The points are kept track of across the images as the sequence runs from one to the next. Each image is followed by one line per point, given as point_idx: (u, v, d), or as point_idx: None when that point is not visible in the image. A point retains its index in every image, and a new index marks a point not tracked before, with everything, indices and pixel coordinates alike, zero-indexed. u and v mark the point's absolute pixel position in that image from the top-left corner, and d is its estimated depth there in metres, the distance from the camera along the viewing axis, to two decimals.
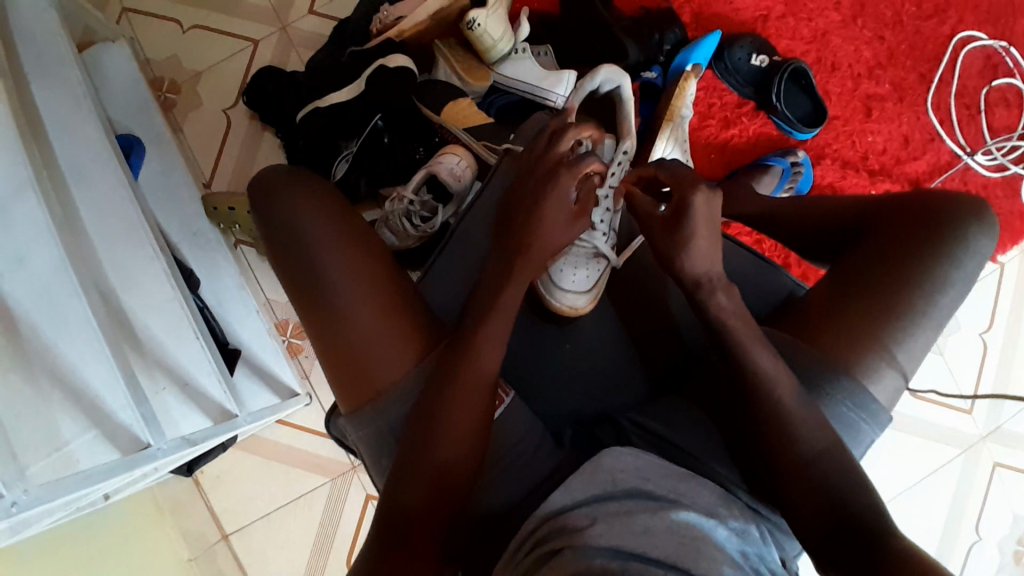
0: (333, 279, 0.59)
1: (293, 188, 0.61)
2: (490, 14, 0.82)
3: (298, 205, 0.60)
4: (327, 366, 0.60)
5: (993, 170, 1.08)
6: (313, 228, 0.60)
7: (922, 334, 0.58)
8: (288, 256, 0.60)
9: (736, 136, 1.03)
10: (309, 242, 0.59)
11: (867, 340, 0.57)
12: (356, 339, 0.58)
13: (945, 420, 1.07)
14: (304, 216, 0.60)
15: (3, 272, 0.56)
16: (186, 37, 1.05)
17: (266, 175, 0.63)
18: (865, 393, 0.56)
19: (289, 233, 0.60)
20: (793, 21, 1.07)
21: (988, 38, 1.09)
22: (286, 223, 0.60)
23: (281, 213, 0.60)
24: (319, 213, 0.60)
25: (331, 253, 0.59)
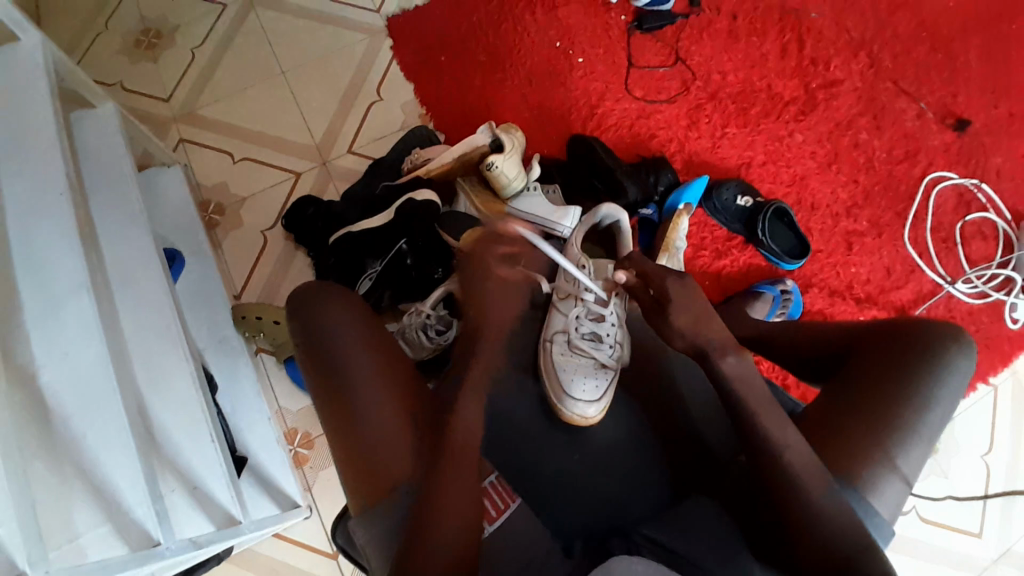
0: (355, 391, 0.62)
1: (324, 302, 0.65)
2: (507, 158, 0.94)
3: (333, 310, 0.64)
4: (342, 464, 0.62)
5: (975, 296, 1.14)
6: (345, 331, 0.64)
7: (917, 448, 0.60)
8: (317, 357, 0.63)
9: (727, 266, 1.12)
10: (338, 345, 0.63)
11: (867, 449, 0.59)
12: (372, 440, 0.61)
13: (959, 548, 1.04)
14: (333, 321, 0.64)
15: (45, 362, 0.61)
16: (236, 167, 1.19)
17: (302, 288, 0.67)
18: (868, 503, 0.57)
19: (318, 337, 0.63)
20: (774, 167, 1.21)
21: (958, 177, 1.21)
22: (319, 326, 0.64)
23: (315, 316, 0.64)
24: (348, 326, 0.64)
25: (356, 362, 0.63)
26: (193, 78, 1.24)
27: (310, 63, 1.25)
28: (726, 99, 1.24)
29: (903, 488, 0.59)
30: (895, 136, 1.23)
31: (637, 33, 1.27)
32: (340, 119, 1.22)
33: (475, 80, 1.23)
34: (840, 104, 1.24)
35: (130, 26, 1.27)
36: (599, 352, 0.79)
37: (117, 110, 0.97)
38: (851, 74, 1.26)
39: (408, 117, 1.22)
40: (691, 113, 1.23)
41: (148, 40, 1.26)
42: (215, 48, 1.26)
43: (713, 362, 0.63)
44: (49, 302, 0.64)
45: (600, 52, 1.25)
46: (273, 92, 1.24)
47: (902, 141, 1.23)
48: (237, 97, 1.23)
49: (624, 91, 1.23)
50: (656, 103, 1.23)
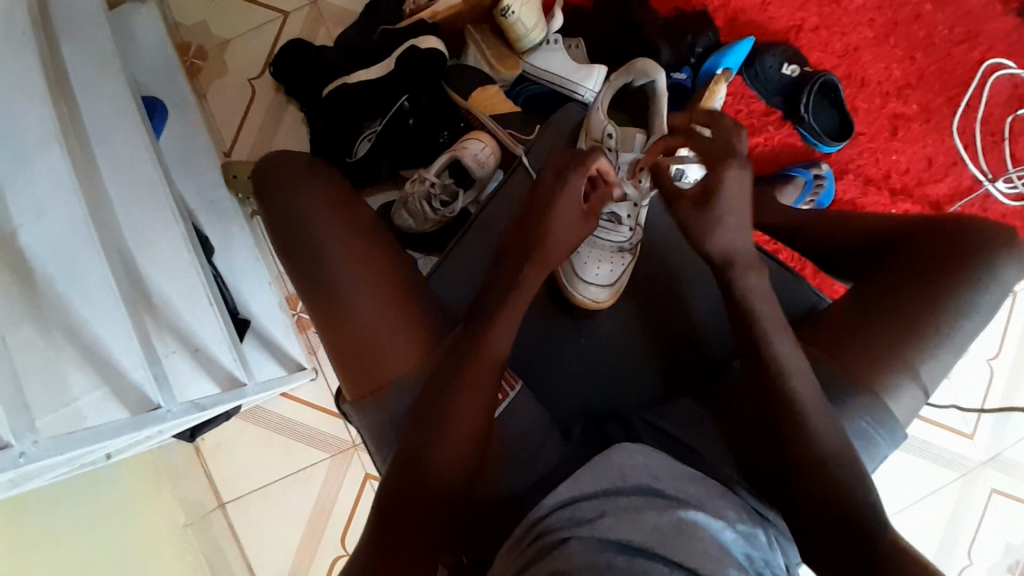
0: (334, 269, 0.60)
1: (291, 178, 0.62)
2: (525, 4, 0.82)
3: (303, 197, 0.62)
4: (332, 358, 0.61)
5: (1012, 198, 1.06)
6: (320, 220, 0.61)
7: (942, 357, 0.57)
8: (291, 248, 0.61)
9: (761, 144, 1.03)
10: (313, 233, 0.61)
11: (892, 356, 0.56)
12: (358, 333, 0.59)
13: (942, 441, 1.07)
14: (301, 197, 0.61)
15: (25, 222, 0.57)
16: (215, 3, 1.05)
17: (268, 164, 0.64)
18: (884, 410, 0.56)
19: (291, 215, 0.61)
20: (826, 34, 1.06)
21: (1016, 67, 1.07)
22: (291, 216, 0.61)
23: (285, 205, 0.62)
24: (319, 201, 0.62)
25: (331, 239, 0.60)
26: None
27: None
28: None
29: (920, 395, 0.58)
30: (955, 14, 1.08)
31: None
32: None
33: None
34: None
35: None
36: (617, 234, 0.74)
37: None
38: None
39: None
40: None
41: None
42: None
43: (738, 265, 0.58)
44: (18, 156, 0.58)
45: None
46: None
47: (962, 20, 1.08)
48: None
49: None
50: None
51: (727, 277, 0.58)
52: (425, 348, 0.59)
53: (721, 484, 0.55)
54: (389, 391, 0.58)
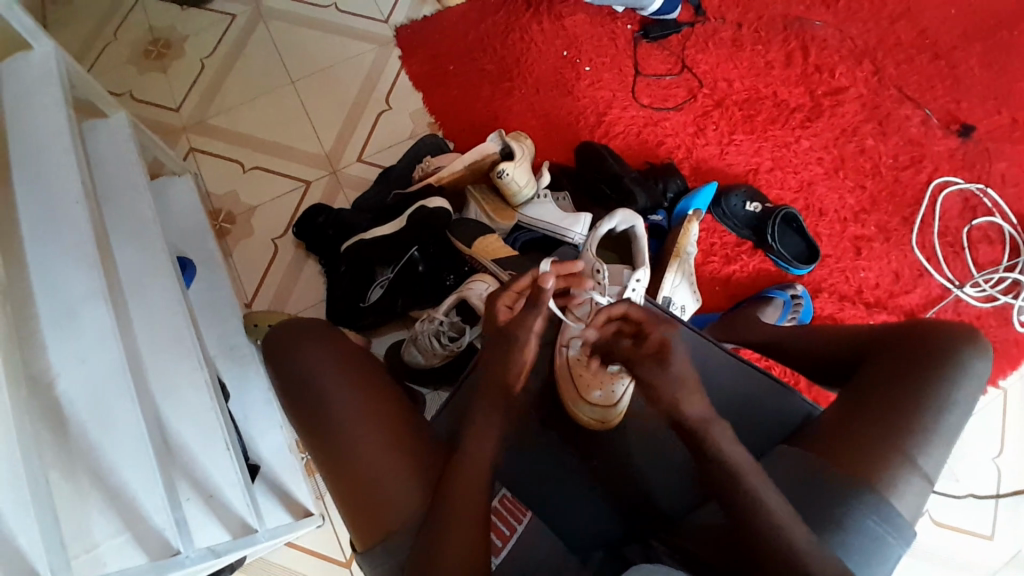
0: (341, 424, 0.64)
1: (302, 339, 0.68)
2: (517, 167, 0.95)
3: (315, 355, 0.67)
4: (341, 504, 0.64)
5: (983, 299, 1.14)
6: (327, 371, 0.66)
7: (936, 449, 0.60)
8: (297, 403, 0.66)
9: (737, 271, 1.13)
10: (318, 386, 0.66)
11: (887, 450, 0.59)
12: (366, 476, 0.62)
13: (971, 555, 1.03)
14: (310, 357, 0.67)
15: (66, 373, 0.62)
16: (245, 176, 1.20)
17: (282, 328, 0.71)
18: (888, 506, 0.57)
19: (300, 375, 0.66)
20: (781, 173, 1.21)
21: (963, 182, 1.21)
22: (297, 370, 0.67)
23: (294, 361, 0.67)
24: (325, 358, 0.67)
25: (337, 394, 0.65)
26: (203, 88, 1.26)
27: (319, 72, 1.27)
28: (732, 106, 1.25)
29: (923, 489, 0.59)
30: (899, 142, 1.23)
31: (643, 41, 1.28)
32: (350, 129, 1.23)
33: (482, 88, 1.24)
34: (845, 112, 1.25)
35: (140, 35, 1.29)
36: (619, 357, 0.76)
37: (128, 119, 0.99)
38: (856, 80, 1.27)
39: (417, 126, 1.23)
40: (697, 122, 1.24)
41: (157, 50, 1.28)
42: (225, 57, 1.28)
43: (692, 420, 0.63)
44: (68, 312, 0.64)
45: (606, 61, 1.27)
46: (281, 102, 1.25)
47: (908, 147, 1.23)
48: (247, 106, 1.25)
49: (631, 98, 1.24)
50: (663, 111, 1.24)
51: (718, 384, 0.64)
52: (428, 498, 0.62)
53: None
54: (398, 532, 0.61)
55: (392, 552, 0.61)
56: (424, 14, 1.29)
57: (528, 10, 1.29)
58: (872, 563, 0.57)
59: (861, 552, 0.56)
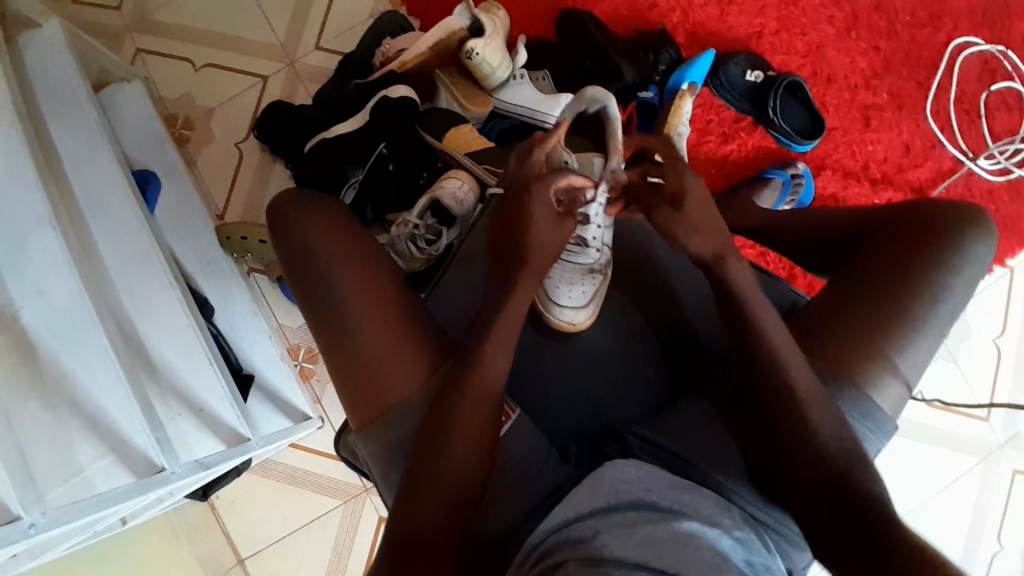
0: (342, 298, 0.62)
1: (301, 211, 0.65)
2: (489, 44, 0.85)
3: (316, 229, 0.64)
4: (341, 385, 0.63)
5: (996, 173, 1.07)
6: (327, 245, 0.63)
7: (925, 341, 0.58)
8: (303, 277, 0.63)
9: (734, 150, 1.05)
10: (324, 257, 0.63)
11: (875, 342, 0.57)
12: (371, 355, 0.61)
13: (959, 427, 1.06)
14: (309, 230, 0.64)
15: (23, 301, 0.58)
16: (198, 75, 1.09)
17: (278, 202, 0.67)
18: (869, 403, 0.57)
19: (300, 249, 0.64)
20: (787, 36, 1.09)
21: (984, 43, 1.09)
22: (302, 246, 0.64)
23: (297, 233, 0.64)
24: (327, 230, 0.64)
25: (338, 267, 0.63)
26: None
27: None
28: None
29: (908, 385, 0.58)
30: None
31: None
32: (303, 10, 1.09)
33: None
34: None
35: None
36: (586, 256, 0.75)
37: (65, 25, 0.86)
38: None
39: (378, 4, 1.09)
40: None
41: None
42: None
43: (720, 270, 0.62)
44: (14, 239, 0.60)
45: None
46: None
47: (928, 1, 1.09)
48: None
49: None
50: None
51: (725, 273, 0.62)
52: (430, 376, 0.61)
53: (716, 492, 0.57)
54: (397, 408, 0.60)
55: (392, 427, 0.60)
56: None
57: None
58: None
59: None
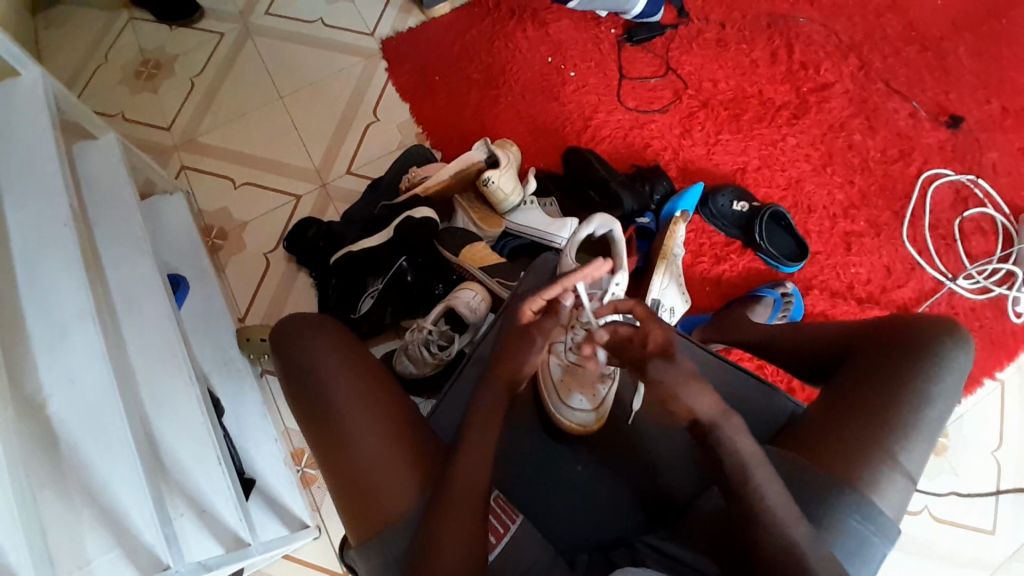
0: (338, 414, 0.64)
1: (303, 330, 0.69)
2: (503, 173, 0.96)
3: (316, 346, 0.67)
4: (338, 500, 0.64)
5: (977, 291, 1.14)
6: (326, 363, 0.66)
7: (918, 445, 0.61)
8: (303, 394, 0.66)
9: (727, 270, 1.13)
10: (321, 377, 0.66)
11: (871, 448, 0.60)
12: (365, 471, 0.62)
13: (976, 549, 1.02)
14: (310, 348, 0.67)
15: (57, 392, 0.62)
16: (237, 192, 1.21)
17: (284, 323, 0.71)
18: (871, 507, 0.58)
19: (300, 367, 0.67)
20: (769, 171, 1.21)
21: (954, 174, 1.21)
22: (302, 364, 0.67)
23: (299, 351, 0.68)
24: (326, 348, 0.67)
25: (335, 384, 0.65)
26: (194, 107, 1.27)
27: (307, 85, 1.28)
28: (718, 106, 1.25)
29: (906, 487, 0.60)
30: (888, 136, 1.24)
31: (627, 45, 1.29)
32: (338, 141, 1.24)
33: (470, 96, 1.25)
34: (833, 107, 1.25)
35: (131, 57, 1.31)
36: (599, 360, 0.75)
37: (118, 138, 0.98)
38: (842, 76, 1.27)
39: (405, 137, 1.24)
40: (683, 122, 1.24)
41: (148, 71, 1.29)
42: (214, 75, 1.29)
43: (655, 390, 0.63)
44: (56, 333, 0.65)
45: (591, 65, 1.28)
46: (271, 117, 1.26)
47: (896, 140, 1.23)
48: (236, 122, 1.26)
49: (617, 102, 1.25)
50: (650, 113, 1.24)
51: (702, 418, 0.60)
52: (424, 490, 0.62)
53: None
54: (394, 522, 0.61)
55: (388, 542, 0.61)
56: (410, 26, 1.30)
57: (512, 19, 1.30)
58: (858, 564, 0.58)
59: (847, 553, 0.58)
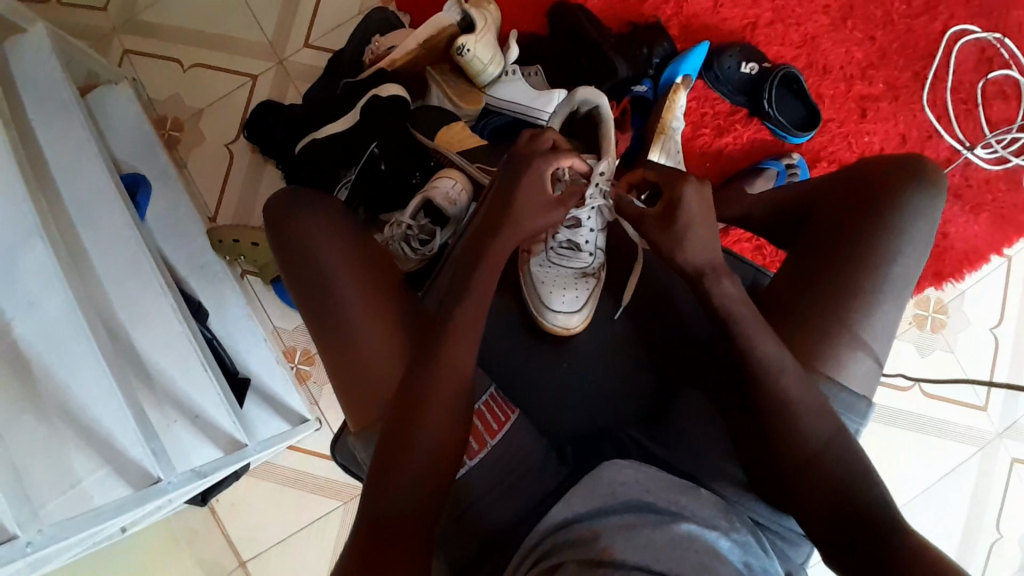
0: (341, 300, 0.60)
1: (300, 209, 0.63)
2: (479, 39, 0.85)
3: (316, 227, 0.62)
4: (340, 389, 0.63)
5: (994, 162, 1.07)
6: (326, 247, 0.61)
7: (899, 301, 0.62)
8: (301, 278, 0.62)
9: (730, 143, 1.04)
10: (323, 263, 0.61)
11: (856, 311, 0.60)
12: (364, 364, 0.60)
13: (956, 416, 1.06)
14: (310, 230, 0.62)
15: (18, 314, 0.58)
16: (186, 76, 1.08)
17: (277, 201, 0.64)
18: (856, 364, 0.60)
19: (297, 249, 0.62)
20: (782, 27, 1.08)
21: (981, 31, 1.08)
22: (300, 245, 0.62)
23: (297, 231, 0.62)
24: (327, 229, 0.62)
25: (338, 269, 0.61)
26: None
27: None
28: None
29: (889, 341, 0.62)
30: None
31: None
32: (291, 9, 1.08)
33: None
34: None
35: None
36: (577, 261, 0.76)
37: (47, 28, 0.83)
38: None
39: (367, 1, 1.08)
40: None
41: None
42: None
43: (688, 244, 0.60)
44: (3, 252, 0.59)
45: None
46: None
47: None
48: None
49: None
50: None
51: (721, 288, 0.60)
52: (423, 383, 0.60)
53: (711, 494, 0.58)
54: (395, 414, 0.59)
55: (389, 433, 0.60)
56: None
57: None
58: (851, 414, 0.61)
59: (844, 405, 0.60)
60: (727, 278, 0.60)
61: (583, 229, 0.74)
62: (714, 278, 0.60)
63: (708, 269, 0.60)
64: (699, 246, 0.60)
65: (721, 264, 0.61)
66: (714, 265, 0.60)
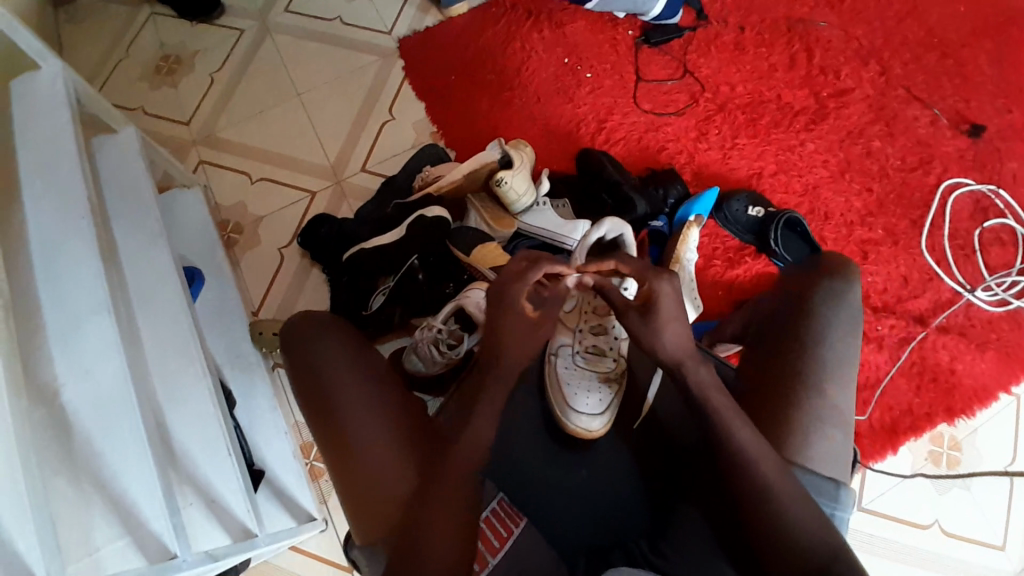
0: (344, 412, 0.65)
1: (311, 331, 0.69)
2: (516, 175, 0.97)
3: (324, 345, 0.68)
4: (345, 495, 0.66)
5: (995, 303, 1.12)
6: (332, 364, 0.67)
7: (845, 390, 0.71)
8: (308, 392, 0.67)
9: (740, 275, 1.12)
10: (327, 376, 0.66)
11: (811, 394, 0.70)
12: (364, 470, 0.64)
13: (989, 568, 1.01)
14: (319, 347, 0.68)
15: (70, 381, 0.63)
16: (253, 187, 1.22)
17: (292, 322, 0.71)
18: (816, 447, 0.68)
19: (308, 365, 0.67)
20: (785, 177, 1.20)
21: (974, 183, 1.19)
22: (309, 361, 0.68)
23: (307, 349, 0.68)
24: (335, 348, 0.68)
25: (342, 384, 0.66)
26: (212, 102, 1.28)
27: (324, 83, 1.29)
28: (734, 110, 1.24)
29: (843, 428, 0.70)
30: (908, 143, 1.22)
31: (644, 48, 1.28)
32: (353, 138, 1.25)
33: (485, 96, 1.25)
34: (852, 113, 1.24)
35: (152, 52, 1.33)
36: (602, 365, 0.81)
37: (137, 134, 0.99)
38: (862, 81, 1.25)
39: (420, 136, 1.24)
40: (699, 125, 1.23)
41: (168, 66, 1.31)
42: (233, 70, 1.30)
43: (692, 363, 0.65)
44: (70, 324, 0.65)
45: (607, 67, 1.27)
46: (287, 113, 1.27)
47: (916, 147, 1.21)
48: (253, 118, 1.27)
49: (631, 105, 1.25)
50: (665, 116, 1.24)
51: (700, 376, 0.65)
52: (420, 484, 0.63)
53: None
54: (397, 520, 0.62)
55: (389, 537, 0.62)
56: (427, 25, 1.31)
57: (528, 19, 1.30)
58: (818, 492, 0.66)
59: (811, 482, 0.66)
60: (703, 365, 0.66)
61: (606, 334, 0.82)
62: (692, 367, 0.65)
63: (685, 359, 0.65)
64: (674, 341, 0.65)
65: (693, 353, 0.66)
66: (688, 355, 0.65)
